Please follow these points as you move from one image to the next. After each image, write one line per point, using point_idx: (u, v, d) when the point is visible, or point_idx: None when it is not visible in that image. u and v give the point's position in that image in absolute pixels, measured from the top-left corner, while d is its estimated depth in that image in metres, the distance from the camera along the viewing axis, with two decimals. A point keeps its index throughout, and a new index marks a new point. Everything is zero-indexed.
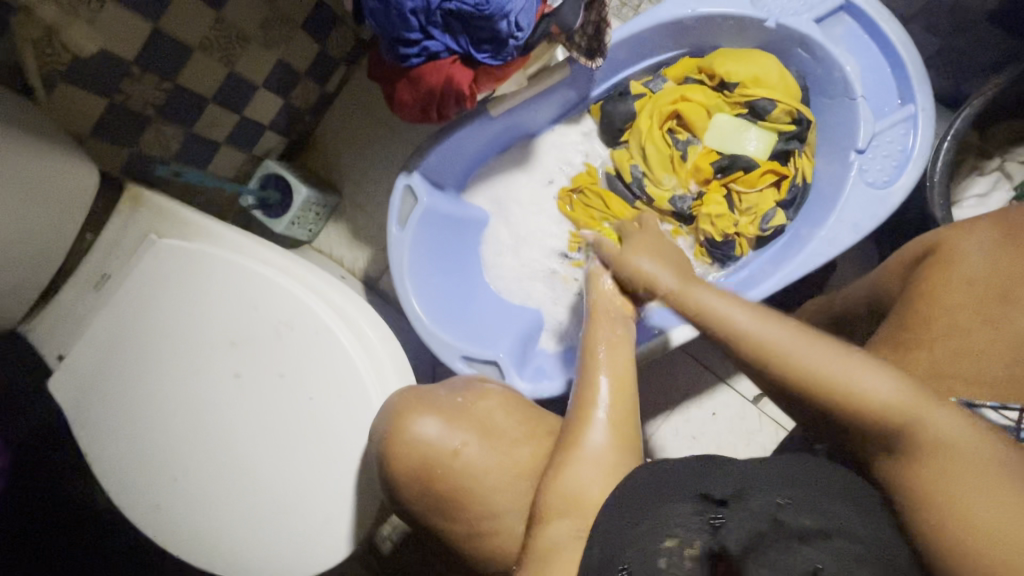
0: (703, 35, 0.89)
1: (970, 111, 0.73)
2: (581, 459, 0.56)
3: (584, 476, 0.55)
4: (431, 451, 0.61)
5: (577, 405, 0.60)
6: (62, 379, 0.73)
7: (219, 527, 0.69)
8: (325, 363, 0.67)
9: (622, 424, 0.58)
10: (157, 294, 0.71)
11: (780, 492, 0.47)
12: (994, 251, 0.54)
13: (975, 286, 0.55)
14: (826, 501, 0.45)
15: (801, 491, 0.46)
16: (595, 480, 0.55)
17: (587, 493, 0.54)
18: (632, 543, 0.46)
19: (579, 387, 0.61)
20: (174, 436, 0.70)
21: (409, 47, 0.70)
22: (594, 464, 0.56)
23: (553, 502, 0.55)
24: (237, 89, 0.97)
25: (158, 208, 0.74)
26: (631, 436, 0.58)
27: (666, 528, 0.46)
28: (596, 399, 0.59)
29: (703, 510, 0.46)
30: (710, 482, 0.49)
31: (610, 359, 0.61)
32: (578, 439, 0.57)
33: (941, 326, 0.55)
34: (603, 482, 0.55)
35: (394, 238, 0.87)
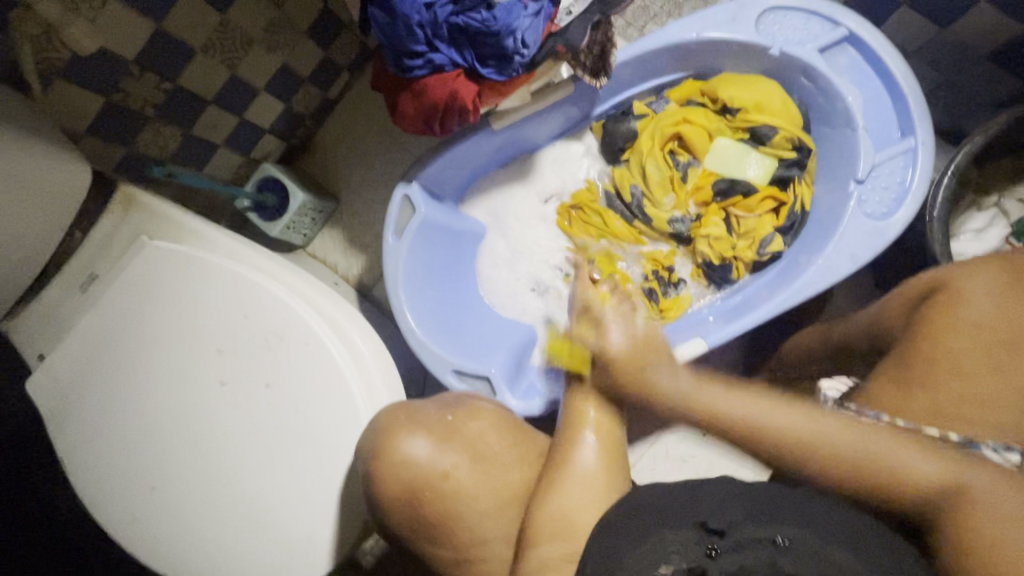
0: (708, 59, 0.89)
1: (971, 148, 0.73)
2: (573, 477, 0.56)
3: (575, 499, 0.55)
4: (419, 473, 0.60)
5: (568, 425, 0.60)
6: (42, 380, 0.71)
7: (197, 539, 0.67)
8: (314, 375, 0.66)
9: (611, 442, 0.59)
10: (145, 296, 0.69)
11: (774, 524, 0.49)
12: (999, 293, 0.54)
13: (977, 328, 0.54)
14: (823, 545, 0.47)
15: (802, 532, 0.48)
16: (584, 500, 0.55)
17: (580, 518, 0.54)
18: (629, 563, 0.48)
19: (567, 408, 0.61)
20: (154, 443, 0.68)
21: (414, 59, 0.69)
22: (585, 483, 0.56)
23: (541, 524, 0.55)
24: (238, 92, 0.96)
25: (152, 210, 0.73)
26: (619, 454, 0.59)
27: (662, 555, 0.48)
28: (586, 420, 0.59)
29: (700, 540, 0.48)
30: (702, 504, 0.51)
31: (599, 382, 0.62)
32: (568, 457, 0.57)
33: (938, 365, 0.55)
34: (595, 505, 0.55)
35: (390, 248, 0.87)
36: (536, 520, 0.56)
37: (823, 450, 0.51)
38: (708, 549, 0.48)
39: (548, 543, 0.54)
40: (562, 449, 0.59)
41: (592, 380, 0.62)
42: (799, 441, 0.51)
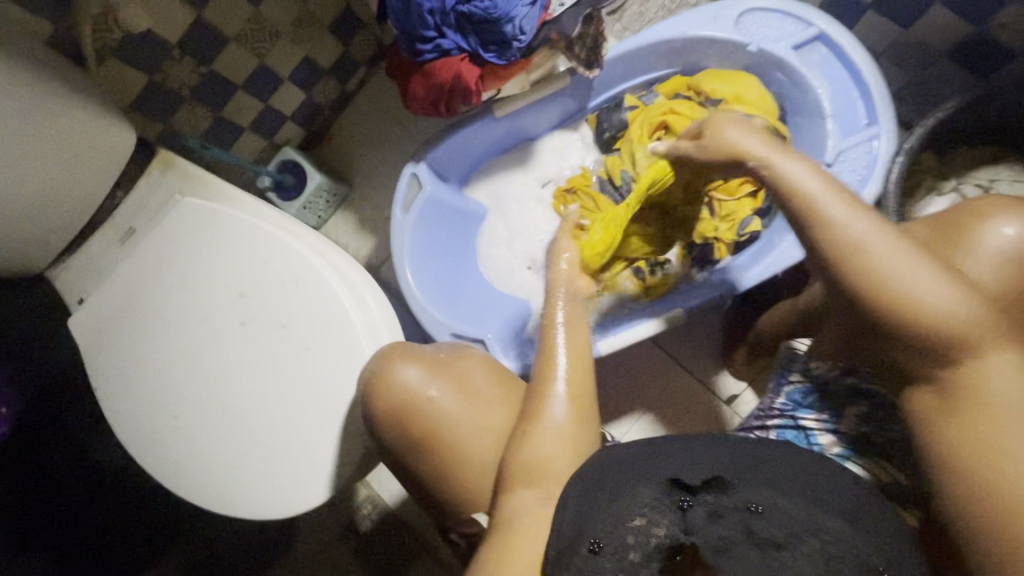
0: (693, 56, 0.98)
1: (925, 130, 0.80)
2: (545, 429, 0.61)
3: (549, 446, 0.60)
4: (410, 397, 0.66)
5: (539, 380, 0.65)
6: (82, 320, 0.79)
7: (212, 463, 0.74)
8: (324, 317, 0.73)
9: (581, 394, 0.64)
10: (176, 246, 0.78)
11: (749, 485, 0.52)
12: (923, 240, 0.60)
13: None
14: (794, 496, 0.50)
15: (776, 494, 0.50)
16: (558, 447, 0.61)
17: (554, 464, 0.59)
18: (606, 519, 0.51)
19: (538, 365, 0.67)
20: (178, 376, 0.75)
21: (425, 44, 0.78)
22: (558, 436, 0.61)
23: (520, 470, 0.60)
24: (265, 79, 1.05)
25: (185, 172, 0.82)
26: (589, 404, 0.64)
27: (637, 509, 0.51)
28: (556, 377, 0.64)
29: (672, 494, 0.52)
30: (675, 462, 0.55)
31: (569, 336, 0.68)
32: (541, 411, 0.62)
33: None
34: (568, 452, 0.61)
35: (397, 220, 0.95)
36: (515, 466, 0.61)
37: (929, 314, 0.48)
38: (679, 503, 0.52)
39: (526, 488, 0.59)
40: (535, 402, 0.64)
41: (559, 341, 0.68)
42: (905, 283, 0.49)
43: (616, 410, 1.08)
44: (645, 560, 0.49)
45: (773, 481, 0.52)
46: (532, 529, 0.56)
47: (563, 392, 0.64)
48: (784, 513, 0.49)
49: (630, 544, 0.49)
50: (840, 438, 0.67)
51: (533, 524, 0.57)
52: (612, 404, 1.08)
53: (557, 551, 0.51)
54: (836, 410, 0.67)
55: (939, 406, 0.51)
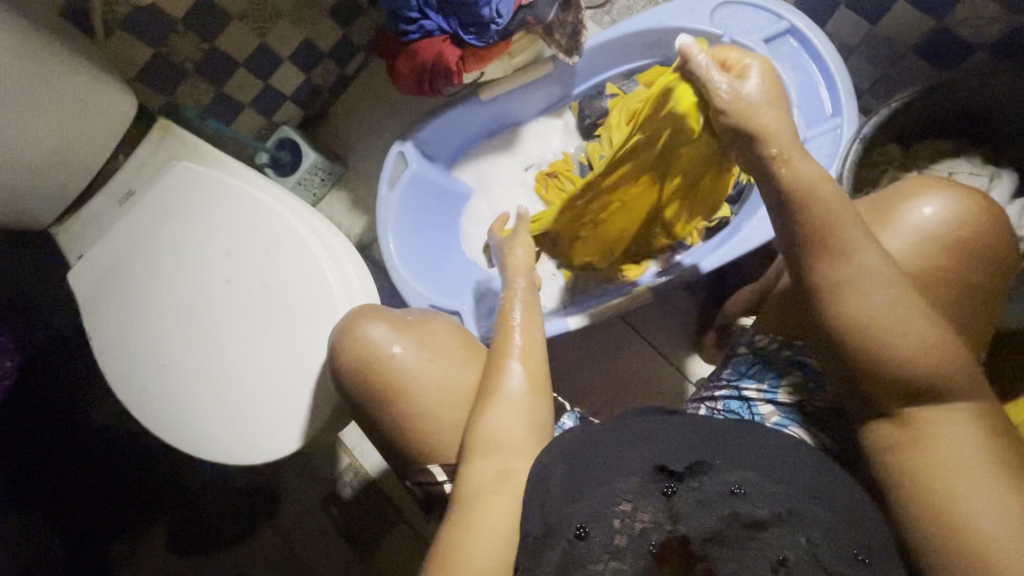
0: (672, 47, 1.01)
1: (879, 120, 0.82)
2: (501, 401, 0.65)
3: (506, 416, 0.64)
4: (375, 352, 0.70)
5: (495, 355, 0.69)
6: (80, 273, 0.84)
7: (194, 411, 0.79)
8: (304, 277, 0.78)
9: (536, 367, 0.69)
10: (171, 208, 0.83)
11: (737, 478, 0.53)
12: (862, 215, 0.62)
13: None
14: (771, 484, 0.53)
15: (753, 477, 0.53)
16: (514, 418, 0.64)
17: (508, 434, 0.63)
18: (590, 504, 0.53)
19: (496, 339, 0.72)
20: (167, 329, 0.80)
21: (409, 25, 0.84)
22: (514, 407, 0.65)
23: (478, 439, 0.63)
24: (266, 58, 1.11)
25: (182, 140, 0.87)
26: (544, 378, 0.68)
27: (620, 495, 0.52)
28: (512, 353, 0.69)
29: (657, 480, 0.53)
30: (662, 448, 0.56)
31: (525, 321, 0.72)
32: (499, 385, 0.66)
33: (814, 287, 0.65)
34: (523, 425, 0.64)
35: (383, 195, 1.00)
36: (475, 436, 0.64)
37: (851, 283, 0.54)
38: (664, 488, 0.53)
39: (485, 458, 0.62)
40: (492, 374, 0.68)
41: (518, 316, 0.73)
42: (849, 280, 0.54)
43: (590, 388, 1.12)
44: (631, 543, 0.51)
45: (744, 462, 0.55)
46: (491, 499, 0.59)
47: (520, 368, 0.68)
48: (771, 495, 0.52)
49: (616, 529, 0.51)
50: (779, 408, 0.66)
51: (492, 496, 0.59)
52: (586, 382, 1.12)
53: (542, 533, 0.54)
54: (777, 378, 0.68)
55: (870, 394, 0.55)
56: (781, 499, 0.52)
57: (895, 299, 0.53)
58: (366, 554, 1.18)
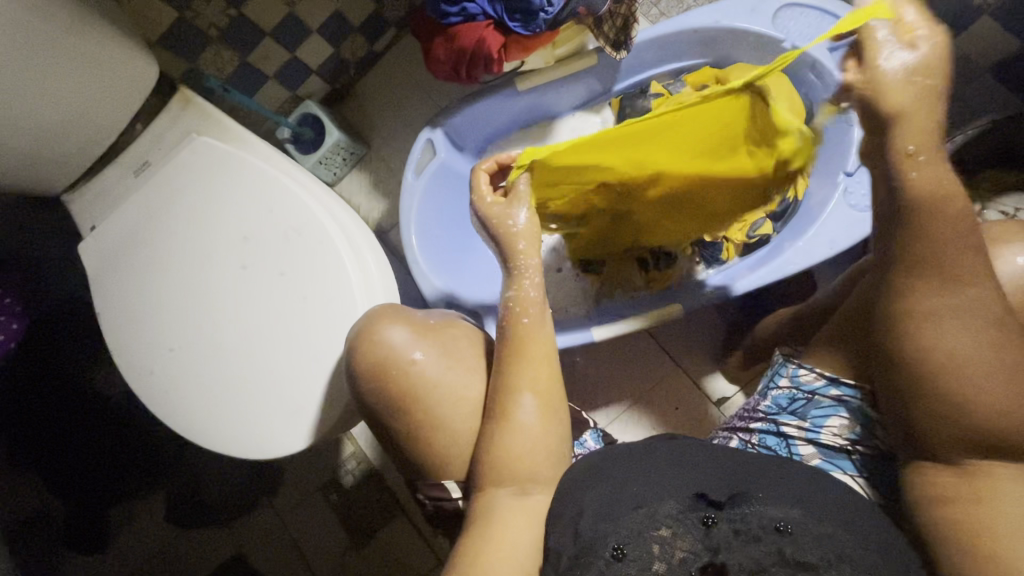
0: (726, 49, 0.95)
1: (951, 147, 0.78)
2: (516, 431, 0.60)
3: (519, 442, 0.60)
4: (393, 355, 0.66)
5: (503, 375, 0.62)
6: (92, 245, 0.81)
7: (201, 398, 0.76)
8: (321, 270, 0.74)
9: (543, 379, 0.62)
10: (187, 184, 0.79)
11: (777, 511, 0.49)
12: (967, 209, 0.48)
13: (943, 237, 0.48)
14: (817, 524, 0.48)
15: (792, 511, 0.49)
16: (530, 447, 0.60)
17: (529, 462, 0.59)
18: (624, 526, 0.49)
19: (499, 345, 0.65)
20: (177, 310, 0.77)
21: (451, 6, 0.78)
22: (528, 435, 0.60)
23: (491, 466, 0.60)
24: (294, 28, 1.05)
25: (203, 112, 0.83)
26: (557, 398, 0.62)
27: (656, 520, 0.49)
28: (517, 369, 0.62)
29: (695, 508, 0.50)
30: (699, 478, 0.53)
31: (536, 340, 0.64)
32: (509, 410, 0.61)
33: None
34: (542, 452, 0.60)
35: (407, 183, 0.95)
36: (490, 466, 0.60)
37: (948, 311, 0.48)
38: (703, 518, 0.49)
39: (505, 486, 0.59)
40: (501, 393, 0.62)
41: (525, 328, 0.64)
42: (954, 319, 0.48)
43: (605, 398, 1.08)
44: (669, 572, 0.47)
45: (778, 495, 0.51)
46: (508, 527, 0.56)
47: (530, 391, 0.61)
48: (818, 536, 0.48)
49: (654, 554, 0.47)
50: (823, 451, 0.63)
51: (511, 519, 0.57)
52: (601, 391, 1.08)
53: (574, 556, 0.49)
54: (822, 416, 0.63)
55: (940, 440, 0.50)
56: (828, 539, 0.48)
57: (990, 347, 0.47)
58: (364, 544, 1.17)
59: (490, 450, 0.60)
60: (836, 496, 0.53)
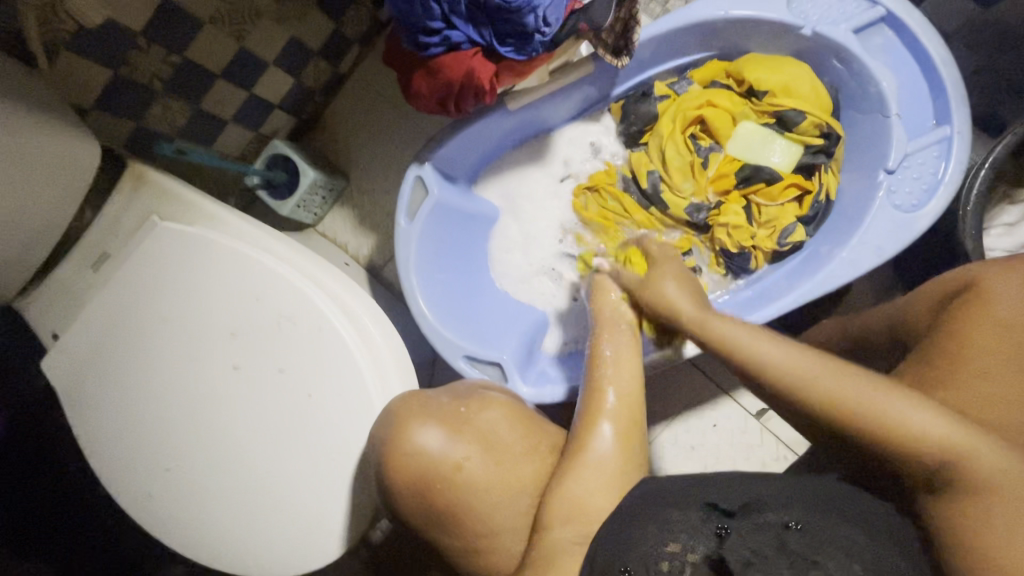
0: (735, 39, 0.85)
1: (1010, 139, 0.70)
2: (588, 464, 0.57)
3: (592, 484, 0.56)
4: (433, 462, 0.62)
5: (584, 417, 0.60)
6: (58, 360, 0.71)
7: (211, 519, 0.68)
8: (325, 361, 0.65)
9: (629, 426, 0.59)
10: (156, 277, 0.69)
11: (790, 513, 0.49)
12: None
13: (1011, 327, 0.53)
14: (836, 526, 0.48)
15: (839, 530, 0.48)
16: (597, 484, 0.56)
17: (593, 502, 0.56)
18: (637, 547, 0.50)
19: (585, 398, 0.61)
20: (168, 423, 0.68)
21: (430, 36, 0.66)
22: (599, 469, 0.57)
23: (559, 505, 0.56)
24: (247, 66, 0.92)
25: (160, 189, 0.72)
26: (638, 438, 0.59)
27: (670, 534, 0.49)
28: (598, 431, 0.58)
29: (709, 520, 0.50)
30: (714, 491, 0.53)
31: (615, 374, 0.61)
32: (586, 444, 0.58)
33: (966, 350, 0.54)
34: (608, 489, 0.57)
35: (402, 230, 0.83)
36: (552, 505, 0.57)
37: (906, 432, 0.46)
38: (717, 530, 0.49)
39: (564, 524, 0.56)
40: (579, 435, 0.59)
41: (610, 382, 0.61)
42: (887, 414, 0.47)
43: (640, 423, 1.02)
44: None
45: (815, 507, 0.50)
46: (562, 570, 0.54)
47: (610, 430, 0.59)
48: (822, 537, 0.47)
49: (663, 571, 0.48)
50: None
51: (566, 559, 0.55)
52: None
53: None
54: None
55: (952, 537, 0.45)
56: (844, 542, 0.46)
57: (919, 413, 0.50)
58: None
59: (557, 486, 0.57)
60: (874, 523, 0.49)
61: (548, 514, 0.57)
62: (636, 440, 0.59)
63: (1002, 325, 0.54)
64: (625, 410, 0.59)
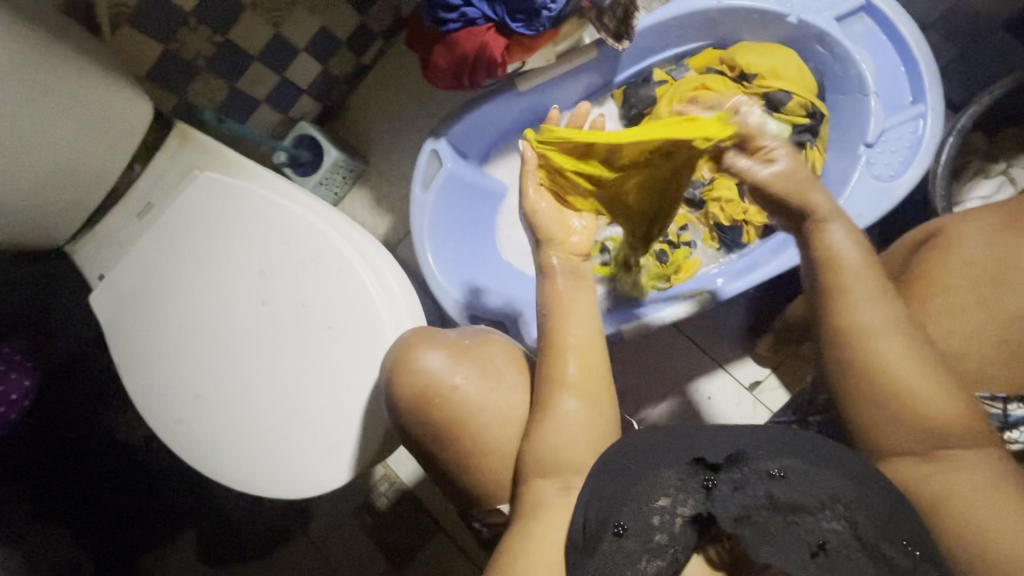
0: (727, 29, 0.93)
1: (976, 110, 0.77)
2: (558, 419, 0.59)
3: (567, 432, 0.59)
4: (433, 383, 0.67)
5: (546, 374, 0.61)
6: (103, 296, 0.78)
7: (233, 443, 0.73)
8: (343, 298, 0.72)
9: (595, 377, 0.60)
10: (195, 222, 0.76)
11: (772, 459, 0.49)
12: (983, 232, 0.59)
13: (967, 266, 0.59)
14: (821, 472, 0.48)
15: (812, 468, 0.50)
16: (571, 438, 0.59)
17: (572, 452, 0.58)
18: (625, 503, 0.50)
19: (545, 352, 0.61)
20: (199, 354, 0.75)
21: (449, 12, 0.75)
22: (567, 422, 0.59)
23: (534, 455, 0.59)
24: (283, 50, 1.02)
25: (204, 146, 0.80)
26: (602, 387, 0.60)
27: (659, 488, 0.49)
28: (563, 360, 0.60)
29: (695, 474, 0.50)
30: (697, 443, 0.53)
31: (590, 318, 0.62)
32: (551, 400, 0.59)
33: (928, 286, 0.60)
34: (584, 440, 0.59)
35: (416, 197, 0.90)
36: (532, 455, 0.60)
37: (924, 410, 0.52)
38: (705, 482, 0.49)
39: (547, 477, 0.58)
40: (546, 389, 0.60)
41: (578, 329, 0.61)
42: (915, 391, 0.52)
43: (636, 394, 1.07)
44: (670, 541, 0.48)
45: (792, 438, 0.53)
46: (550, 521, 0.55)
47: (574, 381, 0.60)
48: (811, 480, 0.47)
49: (654, 525, 0.48)
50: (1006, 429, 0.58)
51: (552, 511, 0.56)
52: (633, 389, 1.07)
53: (581, 539, 0.51)
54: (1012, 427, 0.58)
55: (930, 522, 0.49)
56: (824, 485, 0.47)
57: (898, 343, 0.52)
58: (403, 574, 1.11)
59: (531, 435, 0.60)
60: None
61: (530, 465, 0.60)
62: (600, 389, 0.60)
63: (960, 264, 0.59)
64: (589, 362, 0.60)
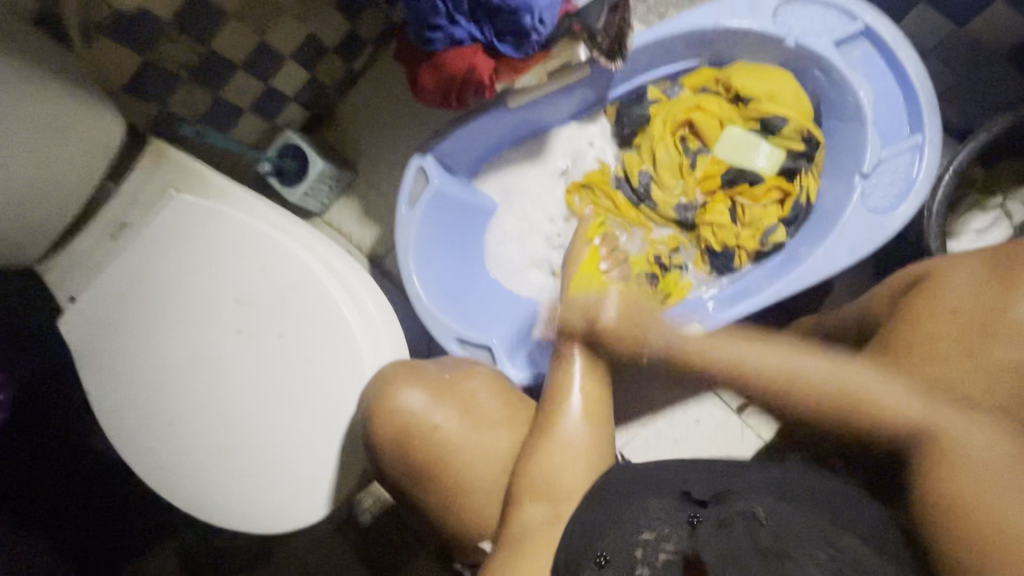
0: (724, 49, 0.90)
1: (973, 146, 0.75)
2: (560, 444, 0.62)
3: (565, 461, 0.61)
4: (414, 421, 0.66)
5: (552, 400, 0.65)
6: (74, 319, 0.75)
7: (208, 474, 0.72)
8: (322, 329, 0.70)
9: (597, 408, 0.65)
10: (169, 246, 0.74)
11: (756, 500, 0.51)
12: (977, 280, 0.58)
13: (957, 313, 0.57)
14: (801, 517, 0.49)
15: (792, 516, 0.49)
16: (570, 464, 0.61)
17: (564, 479, 0.60)
18: (613, 532, 0.52)
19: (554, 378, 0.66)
20: (173, 382, 0.72)
21: (435, 32, 0.72)
22: (570, 448, 0.62)
23: (525, 486, 0.61)
24: (268, 59, 0.98)
25: (180, 165, 0.77)
26: (603, 417, 0.64)
27: (646, 520, 0.51)
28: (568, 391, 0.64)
29: (683, 508, 0.52)
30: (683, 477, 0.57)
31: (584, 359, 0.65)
32: (556, 425, 0.63)
33: (920, 333, 0.58)
34: (579, 466, 0.62)
35: (402, 216, 0.88)
36: (524, 484, 0.61)
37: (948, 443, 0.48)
38: (689, 517, 0.51)
39: (537, 502, 0.60)
40: (548, 416, 0.64)
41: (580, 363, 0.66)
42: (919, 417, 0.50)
43: (625, 416, 1.06)
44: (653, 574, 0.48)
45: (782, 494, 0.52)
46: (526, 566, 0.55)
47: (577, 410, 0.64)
48: (792, 524, 0.48)
49: (637, 556, 0.49)
50: None
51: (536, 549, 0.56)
52: (621, 410, 1.06)
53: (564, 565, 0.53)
54: None
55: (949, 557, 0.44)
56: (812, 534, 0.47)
57: (876, 388, 0.52)
58: None
59: (524, 466, 0.62)
60: (822, 492, 0.53)
61: (520, 492, 0.61)
62: (603, 421, 0.64)
63: (953, 311, 0.57)
64: (593, 393, 0.64)
